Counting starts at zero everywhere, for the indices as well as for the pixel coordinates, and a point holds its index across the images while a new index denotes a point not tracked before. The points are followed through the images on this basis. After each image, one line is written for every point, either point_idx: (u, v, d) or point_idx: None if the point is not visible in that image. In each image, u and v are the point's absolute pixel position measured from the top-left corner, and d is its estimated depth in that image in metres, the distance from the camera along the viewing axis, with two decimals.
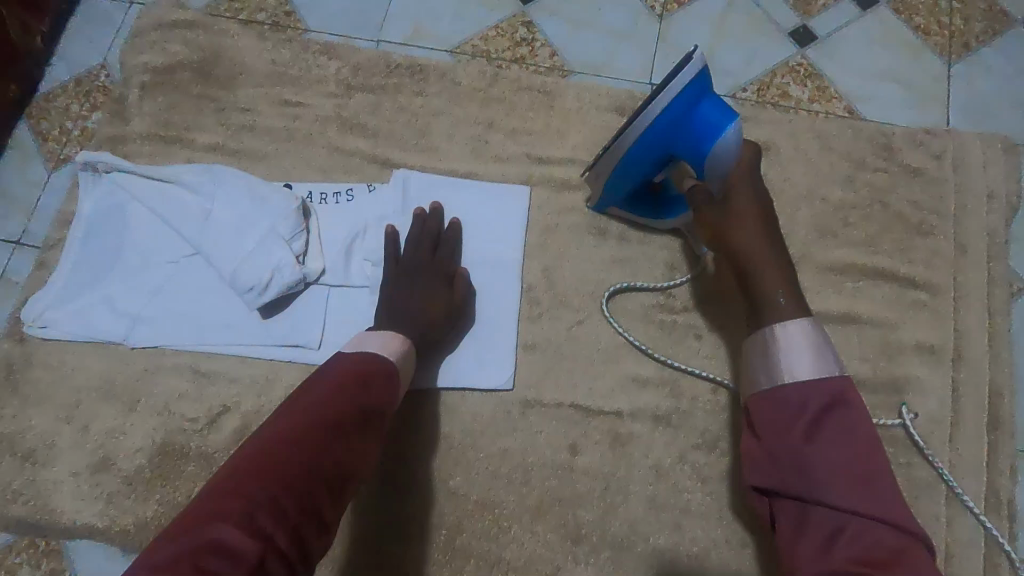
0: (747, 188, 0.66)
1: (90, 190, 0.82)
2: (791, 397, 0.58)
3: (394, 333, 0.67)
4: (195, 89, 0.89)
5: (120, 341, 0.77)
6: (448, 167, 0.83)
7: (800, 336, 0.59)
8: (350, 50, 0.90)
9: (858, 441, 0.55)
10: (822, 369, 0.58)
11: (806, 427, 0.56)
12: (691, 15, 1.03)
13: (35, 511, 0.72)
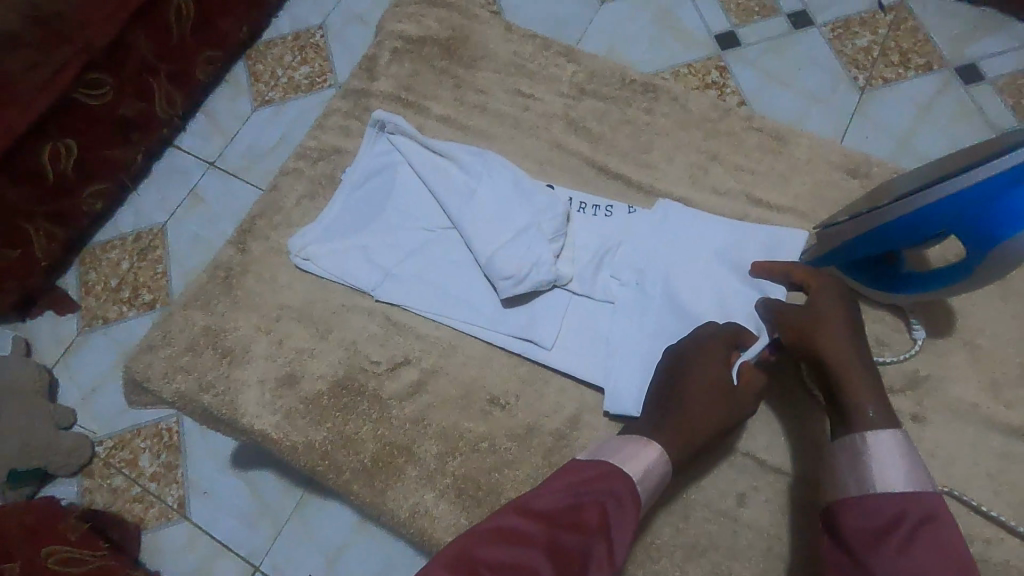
0: (829, 296, 0.66)
1: (370, 147, 0.88)
2: (881, 506, 0.50)
3: (649, 444, 0.59)
4: (439, 64, 0.95)
5: (367, 292, 0.82)
6: (663, 188, 0.84)
7: (876, 443, 0.54)
8: (588, 57, 0.93)
9: (959, 565, 0.46)
10: (914, 481, 0.51)
11: (900, 539, 0.48)
12: (896, 94, 1.14)
13: (221, 405, 0.78)
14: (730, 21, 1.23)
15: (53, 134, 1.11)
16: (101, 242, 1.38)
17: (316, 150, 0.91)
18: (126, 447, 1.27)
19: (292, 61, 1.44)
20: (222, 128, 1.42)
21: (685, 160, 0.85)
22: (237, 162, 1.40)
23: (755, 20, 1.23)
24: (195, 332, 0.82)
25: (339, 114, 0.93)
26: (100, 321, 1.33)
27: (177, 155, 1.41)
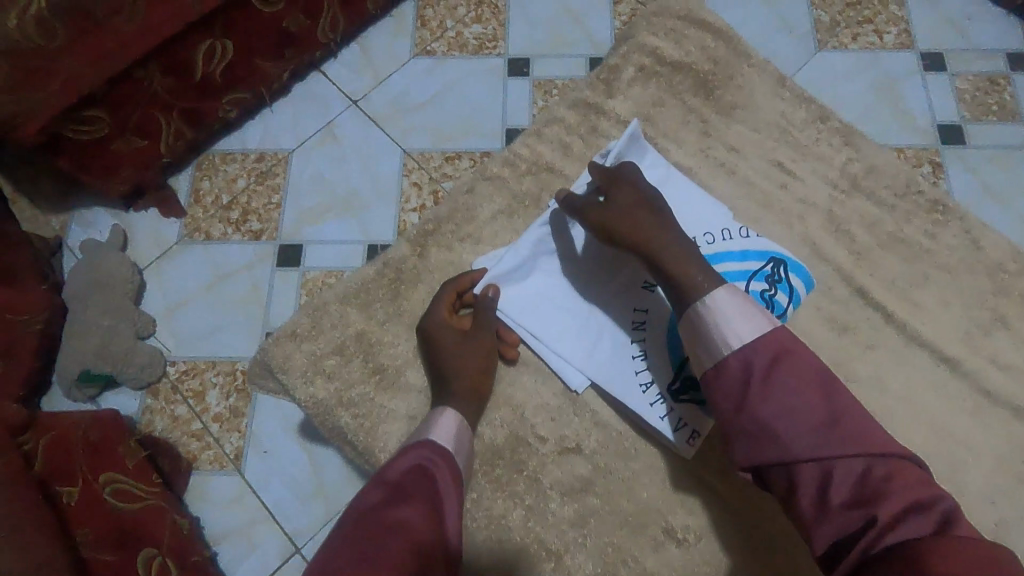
0: (638, 194, 0.63)
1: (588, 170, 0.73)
2: (733, 366, 0.51)
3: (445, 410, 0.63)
4: (689, 100, 0.80)
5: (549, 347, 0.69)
6: (930, 337, 0.68)
7: (722, 304, 0.54)
8: (871, 146, 0.77)
9: (810, 386, 0.50)
10: (753, 324, 0.52)
11: (760, 385, 0.50)
12: None
13: (360, 429, 0.68)
14: (962, 111, 0.98)
15: (218, 29, 0.84)
16: (223, 150, 1.02)
17: (526, 161, 0.77)
18: (195, 375, 0.93)
19: (465, 15, 1.09)
20: (376, 64, 1.07)
21: (964, 312, 0.70)
22: (382, 108, 1.04)
23: (989, 120, 0.97)
24: (349, 334, 0.71)
25: (561, 126, 0.79)
26: (202, 236, 0.99)
27: (321, 83, 1.06)
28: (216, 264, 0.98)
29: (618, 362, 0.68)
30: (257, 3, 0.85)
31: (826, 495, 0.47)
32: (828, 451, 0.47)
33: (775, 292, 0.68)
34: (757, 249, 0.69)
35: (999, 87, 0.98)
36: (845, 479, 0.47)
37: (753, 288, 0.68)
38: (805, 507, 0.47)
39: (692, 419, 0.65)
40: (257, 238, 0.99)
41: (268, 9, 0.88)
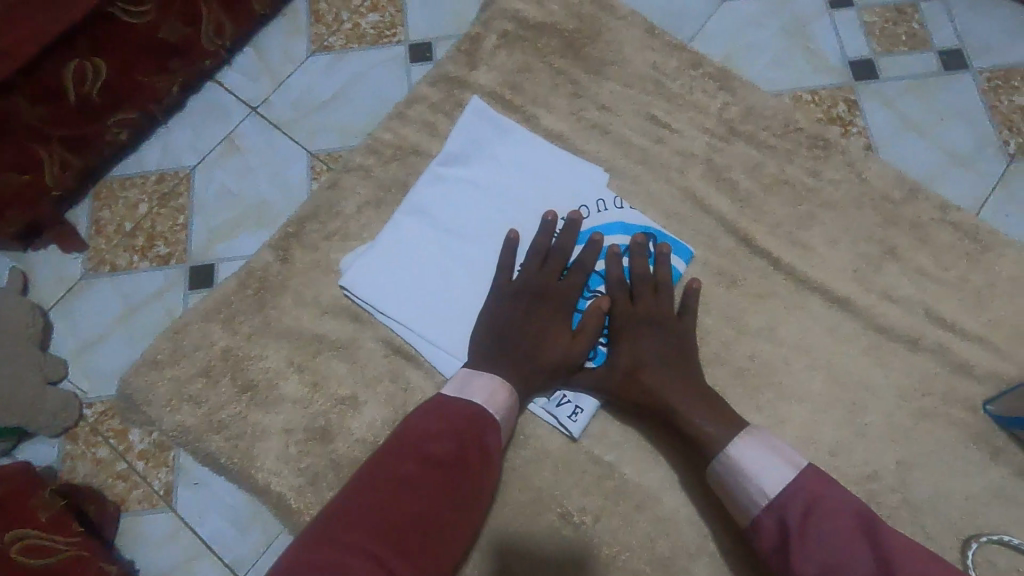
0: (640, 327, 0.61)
1: (453, 147, 0.70)
2: (769, 524, 0.50)
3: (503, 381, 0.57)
4: (557, 62, 0.75)
5: (420, 337, 0.65)
6: (820, 279, 0.66)
7: (740, 454, 0.52)
8: (747, 88, 0.73)
9: (852, 528, 0.48)
10: (777, 470, 0.51)
11: (795, 540, 0.48)
12: None
13: (234, 453, 0.63)
14: (871, 45, 0.91)
15: (80, 49, 0.71)
16: (122, 175, 0.89)
17: (391, 146, 0.73)
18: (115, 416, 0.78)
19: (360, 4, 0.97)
20: (275, 68, 0.93)
21: (853, 247, 0.67)
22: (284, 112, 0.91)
23: (901, 51, 0.90)
24: (214, 352, 0.66)
25: (424, 104, 0.74)
26: (107, 269, 0.84)
27: (215, 92, 0.92)
28: (126, 294, 0.84)
29: None
30: (120, 14, 0.73)
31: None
32: None
33: None
34: (628, 221, 0.67)
35: (906, 16, 0.91)
36: None
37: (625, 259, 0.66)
38: None
39: (574, 396, 0.62)
40: (165, 263, 0.85)
41: (135, 21, 0.75)
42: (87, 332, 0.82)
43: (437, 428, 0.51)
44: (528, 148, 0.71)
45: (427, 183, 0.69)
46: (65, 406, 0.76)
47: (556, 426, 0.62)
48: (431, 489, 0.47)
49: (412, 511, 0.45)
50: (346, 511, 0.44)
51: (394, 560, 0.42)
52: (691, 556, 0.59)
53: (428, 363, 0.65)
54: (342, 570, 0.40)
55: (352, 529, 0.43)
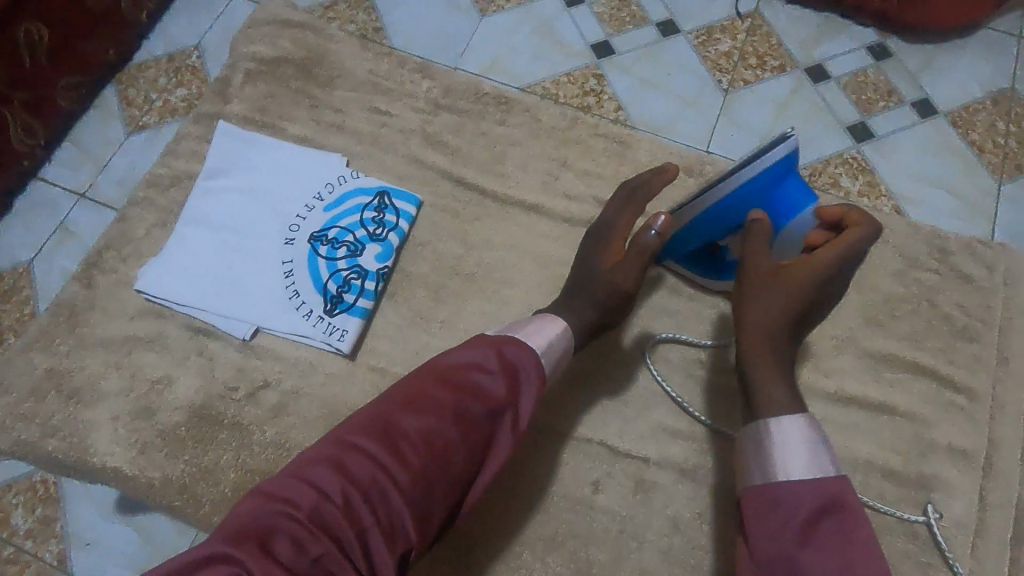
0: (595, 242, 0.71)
1: (213, 165, 0.87)
2: (785, 499, 0.52)
3: (555, 321, 0.66)
4: (294, 84, 0.95)
5: (216, 315, 0.80)
6: (516, 195, 0.87)
7: (779, 429, 0.56)
8: (444, 72, 0.95)
9: (854, 546, 0.50)
10: (813, 460, 0.54)
11: (797, 532, 0.51)
12: (758, 94, 1.14)
13: (70, 449, 0.74)
14: (605, 29, 1.20)
15: None
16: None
17: (167, 177, 0.88)
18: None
19: (167, 83, 1.16)
20: (93, 154, 1.12)
21: (537, 168, 0.89)
22: (111, 190, 1.10)
23: (626, 29, 1.20)
24: (38, 375, 0.77)
25: (190, 138, 0.90)
26: None
27: (42, 187, 1.10)
28: None
29: (278, 302, 0.80)
30: None
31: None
32: None
33: (384, 215, 0.84)
34: (364, 186, 0.86)
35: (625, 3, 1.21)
36: None
37: (366, 215, 0.84)
38: None
39: (344, 324, 0.79)
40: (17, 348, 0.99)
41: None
42: None
43: (464, 356, 0.59)
44: (276, 151, 0.88)
45: (198, 197, 0.85)
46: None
47: (337, 351, 0.78)
48: (468, 420, 0.55)
49: (427, 428, 0.53)
50: (366, 426, 0.54)
51: (405, 465, 0.51)
52: None
53: (225, 332, 0.80)
54: (330, 472, 0.50)
55: (363, 438, 0.53)
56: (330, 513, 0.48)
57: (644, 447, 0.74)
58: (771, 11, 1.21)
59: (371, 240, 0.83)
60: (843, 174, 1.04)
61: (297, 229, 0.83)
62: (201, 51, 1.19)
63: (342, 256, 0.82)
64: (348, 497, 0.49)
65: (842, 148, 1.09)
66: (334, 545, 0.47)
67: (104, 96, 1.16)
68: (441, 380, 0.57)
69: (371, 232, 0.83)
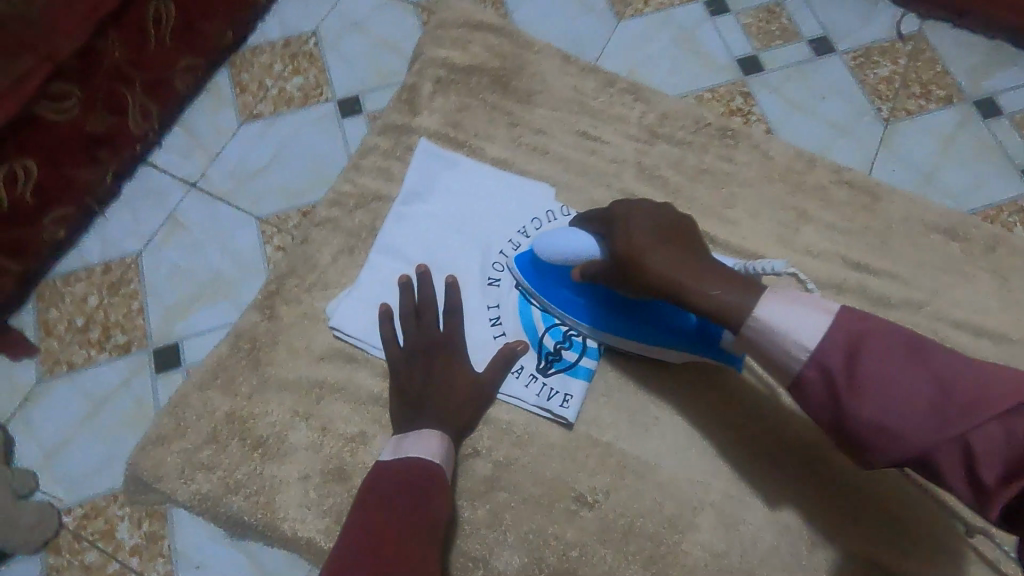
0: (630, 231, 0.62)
1: (409, 189, 0.77)
2: (813, 377, 0.53)
3: (428, 432, 0.64)
4: (490, 98, 0.83)
5: None
6: (752, 248, 0.76)
7: (769, 316, 0.54)
8: (659, 96, 0.84)
9: (898, 363, 0.51)
10: (812, 321, 0.53)
11: (846, 382, 0.51)
12: (919, 125, 0.98)
13: (257, 509, 0.66)
14: (752, 43, 1.03)
15: (9, 152, 0.74)
16: (64, 273, 0.90)
17: (352, 196, 0.78)
18: (97, 515, 0.80)
19: (281, 71, 1.01)
20: (202, 140, 0.97)
21: (773, 216, 0.77)
22: (222, 181, 0.95)
23: (777, 44, 1.03)
24: (217, 419, 0.68)
25: (377, 153, 0.80)
26: (65, 368, 0.86)
27: (148, 174, 0.95)
28: (89, 391, 0.85)
29: (486, 354, 0.70)
30: (45, 114, 0.76)
31: (975, 466, 0.48)
32: (956, 427, 0.48)
33: None
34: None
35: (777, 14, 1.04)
36: (989, 450, 0.48)
37: None
38: (964, 489, 0.49)
39: (563, 386, 0.69)
40: (126, 352, 0.87)
41: (60, 119, 0.78)
42: (53, 439, 0.83)
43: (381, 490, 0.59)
44: (476, 176, 0.78)
45: (391, 225, 0.75)
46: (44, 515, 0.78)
47: (555, 417, 0.68)
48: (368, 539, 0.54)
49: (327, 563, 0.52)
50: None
51: None
52: (695, 509, 0.66)
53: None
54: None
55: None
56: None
57: (914, 564, 0.65)
58: (934, 33, 1.02)
59: None
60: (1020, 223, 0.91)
61: (501, 270, 0.73)
62: (317, 37, 1.03)
63: None
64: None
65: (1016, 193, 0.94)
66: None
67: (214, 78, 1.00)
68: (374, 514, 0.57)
69: None
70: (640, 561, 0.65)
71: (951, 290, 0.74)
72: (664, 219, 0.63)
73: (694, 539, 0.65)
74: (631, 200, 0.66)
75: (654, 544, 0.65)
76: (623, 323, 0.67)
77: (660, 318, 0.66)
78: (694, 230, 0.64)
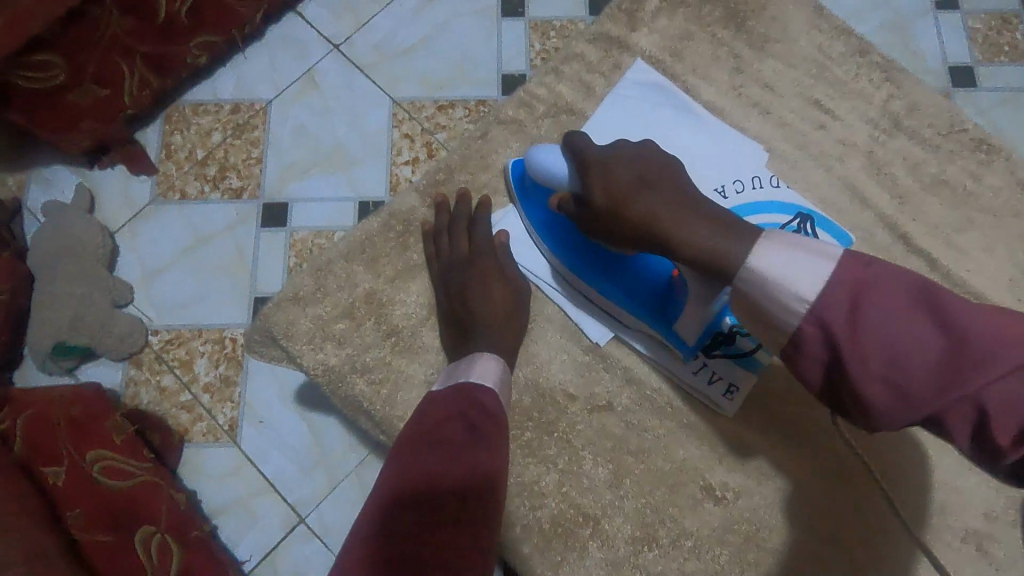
0: (620, 161, 0.55)
1: (607, 111, 0.70)
2: (812, 334, 0.43)
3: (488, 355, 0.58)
4: (719, 33, 0.73)
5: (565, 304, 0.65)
6: (976, 287, 0.65)
7: (764, 263, 0.44)
8: (912, 81, 0.72)
9: (905, 312, 0.41)
10: (812, 275, 0.43)
11: (846, 332, 0.42)
12: None
13: (376, 398, 0.63)
14: (973, 53, 0.87)
15: None
16: (194, 101, 0.87)
17: (544, 102, 0.70)
18: (180, 344, 0.81)
19: None
20: (356, 4, 0.89)
21: (1009, 256, 0.66)
22: (364, 54, 0.88)
23: (1000, 61, 0.87)
24: (356, 295, 0.65)
25: (580, 62, 0.72)
26: (177, 197, 0.84)
27: (297, 25, 0.88)
28: (195, 226, 0.84)
29: None
30: None
31: (991, 431, 0.39)
32: (961, 378, 0.39)
33: None
34: (785, 202, 0.67)
35: (1012, 27, 0.87)
36: (999, 404, 0.38)
37: None
38: (964, 445, 0.41)
39: (730, 373, 0.62)
40: (237, 197, 0.84)
41: None
42: (154, 262, 0.83)
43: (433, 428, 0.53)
44: (683, 119, 0.70)
45: None
46: (134, 330, 0.79)
47: (711, 402, 0.62)
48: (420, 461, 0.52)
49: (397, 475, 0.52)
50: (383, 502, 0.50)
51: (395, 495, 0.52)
52: (832, 541, 0.60)
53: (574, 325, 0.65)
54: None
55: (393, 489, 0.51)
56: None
57: None
58: None
59: None
60: None
61: None
62: None
63: None
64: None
65: None
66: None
67: None
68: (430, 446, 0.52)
69: None
70: (756, 575, 0.59)
71: None
72: (647, 162, 0.56)
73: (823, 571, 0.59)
74: (622, 143, 0.58)
75: (777, 562, 0.59)
76: (591, 268, 0.62)
77: (641, 274, 0.61)
78: (681, 172, 0.56)
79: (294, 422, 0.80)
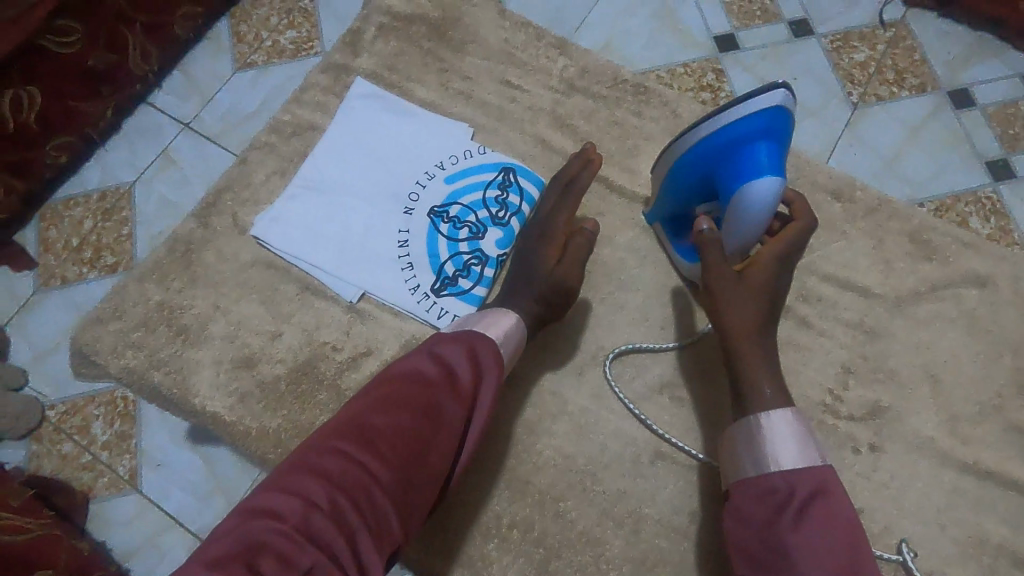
0: (755, 286, 0.62)
1: (346, 119, 0.86)
2: (774, 487, 0.53)
3: (502, 315, 0.66)
4: (426, 45, 0.91)
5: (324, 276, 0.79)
6: (645, 195, 0.82)
7: (779, 423, 0.56)
8: (582, 51, 0.90)
9: (835, 522, 0.51)
10: (799, 454, 0.54)
11: (793, 513, 0.51)
12: (887, 113, 0.99)
13: (173, 384, 0.75)
14: (731, 22, 1.04)
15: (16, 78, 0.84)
16: (64, 197, 1.00)
17: (291, 124, 0.87)
18: (78, 412, 0.90)
19: (278, 24, 1.08)
20: (201, 85, 1.05)
21: None
22: (213, 126, 1.03)
23: (756, 24, 1.04)
24: (150, 307, 0.78)
25: (317, 88, 0.88)
26: (58, 282, 0.96)
27: (149, 114, 1.04)
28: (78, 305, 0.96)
29: (389, 274, 0.78)
30: (51, 46, 0.85)
31: None
32: None
33: (507, 195, 0.81)
34: (491, 162, 0.83)
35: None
36: None
37: (489, 195, 0.81)
38: None
39: (455, 306, 0.77)
40: (113, 272, 0.96)
41: (66, 51, 0.87)
42: (43, 343, 0.94)
43: (421, 368, 0.58)
44: (404, 114, 0.86)
45: (320, 156, 0.84)
46: (29, 407, 0.88)
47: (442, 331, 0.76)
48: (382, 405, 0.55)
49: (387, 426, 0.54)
50: (339, 434, 0.53)
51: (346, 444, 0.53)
52: (556, 416, 0.73)
53: (331, 291, 0.79)
54: (316, 482, 0.49)
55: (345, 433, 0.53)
56: (315, 526, 0.47)
57: None
58: (913, 21, 1.03)
59: (493, 223, 0.80)
60: (971, 212, 0.91)
61: (416, 200, 0.81)
62: None
63: (463, 237, 0.79)
64: (336, 505, 0.48)
65: (977, 185, 0.95)
66: (324, 554, 0.46)
67: (216, 27, 1.08)
68: (409, 385, 0.57)
69: (494, 215, 0.80)
70: (496, 458, 0.71)
71: (830, 245, 0.78)
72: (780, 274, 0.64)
73: (552, 440, 0.72)
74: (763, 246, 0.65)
75: (512, 443, 0.72)
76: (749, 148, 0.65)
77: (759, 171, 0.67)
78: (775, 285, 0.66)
79: (187, 456, 0.88)
